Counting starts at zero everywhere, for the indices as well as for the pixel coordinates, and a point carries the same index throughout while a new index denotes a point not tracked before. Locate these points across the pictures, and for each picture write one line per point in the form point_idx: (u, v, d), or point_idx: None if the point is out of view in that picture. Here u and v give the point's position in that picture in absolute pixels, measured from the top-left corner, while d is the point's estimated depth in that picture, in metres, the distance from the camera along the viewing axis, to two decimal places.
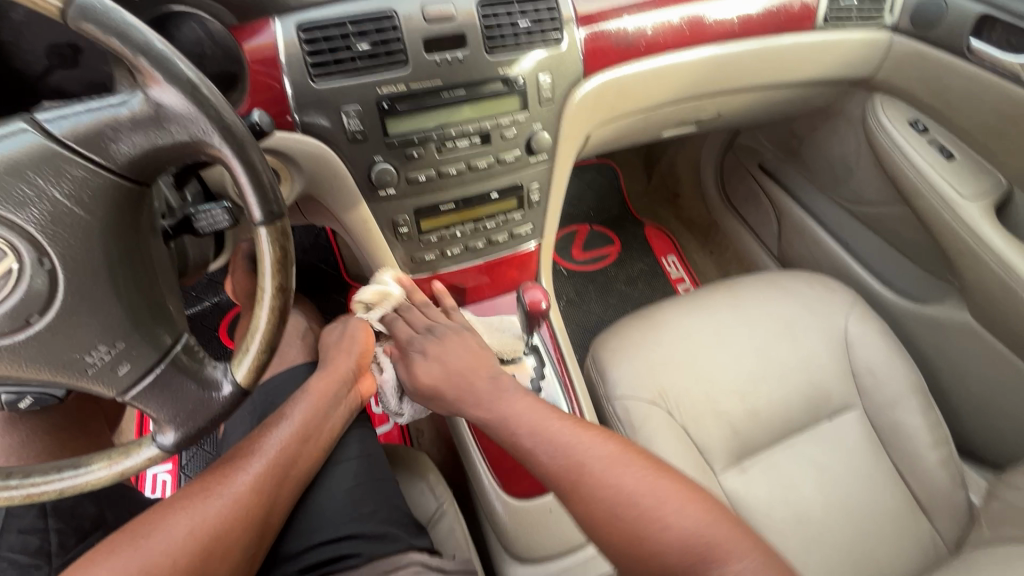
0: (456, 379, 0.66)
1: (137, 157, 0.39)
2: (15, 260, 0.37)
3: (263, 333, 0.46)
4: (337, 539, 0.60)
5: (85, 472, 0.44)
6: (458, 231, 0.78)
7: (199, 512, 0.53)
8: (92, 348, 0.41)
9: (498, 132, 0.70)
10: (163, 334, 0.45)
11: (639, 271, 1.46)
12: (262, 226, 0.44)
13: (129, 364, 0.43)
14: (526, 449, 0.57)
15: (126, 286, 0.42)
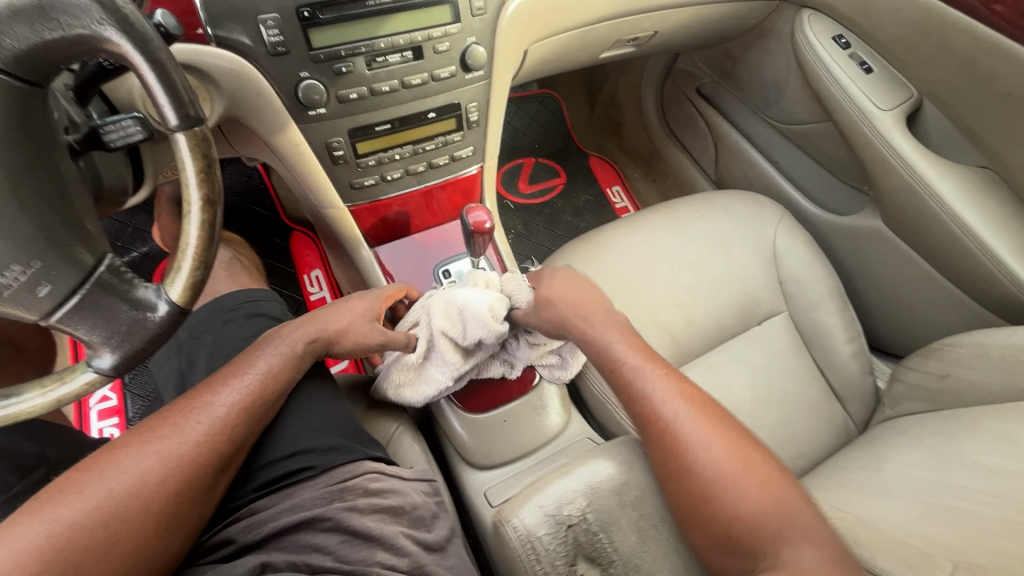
0: (589, 309, 0.67)
1: (25, 52, 0.35)
2: None
3: (195, 247, 0.45)
4: (292, 454, 0.61)
5: (17, 401, 0.43)
6: (397, 155, 0.76)
7: (156, 452, 0.52)
8: (4, 267, 0.39)
9: (430, 46, 0.67)
10: (81, 252, 0.43)
11: (584, 202, 1.48)
12: (179, 132, 0.42)
13: (48, 285, 0.41)
14: (632, 384, 0.61)
15: (33, 201, 0.40)
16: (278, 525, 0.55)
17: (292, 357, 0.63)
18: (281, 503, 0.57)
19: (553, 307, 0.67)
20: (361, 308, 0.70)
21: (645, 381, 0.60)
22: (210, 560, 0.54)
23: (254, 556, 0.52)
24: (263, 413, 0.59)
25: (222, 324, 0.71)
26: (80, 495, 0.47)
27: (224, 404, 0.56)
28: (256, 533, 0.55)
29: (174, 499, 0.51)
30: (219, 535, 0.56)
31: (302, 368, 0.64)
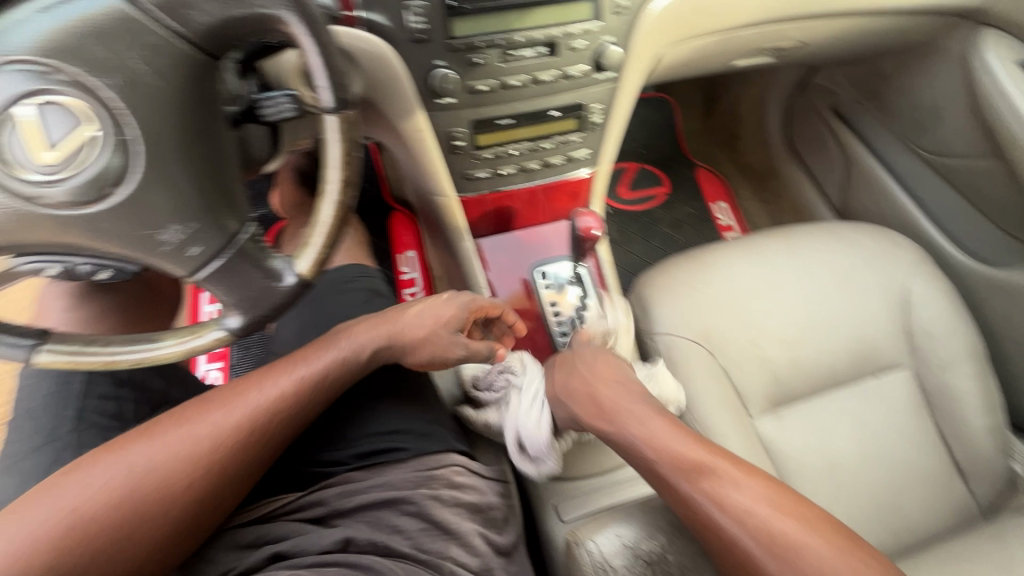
0: (597, 394, 0.62)
1: (211, 26, 0.38)
2: (98, 129, 0.37)
3: (327, 228, 0.46)
4: (383, 432, 0.62)
5: (158, 346, 0.46)
6: (514, 150, 0.75)
7: (181, 443, 0.51)
8: (165, 227, 0.42)
9: (566, 43, 0.65)
10: (230, 220, 0.45)
11: (686, 215, 1.41)
12: (332, 113, 0.43)
13: (199, 247, 0.44)
14: (668, 482, 0.53)
15: (198, 168, 0.43)
16: (365, 500, 0.57)
17: (347, 361, 0.60)
18: (368, 480, 0.59)
19: (570, 402, 0.63)
20: (442, 319, 0.63)
21: (682, 479, 0.52)
22: (298, 523, 0.56)
23: (341, 529, 0.55)
24: (304, 416, 0.57)
25: (337, 293, 0.73)
26: (107, 480, 0.48)
27: (258, 406, 0.54)
28: (342, 505, 0.57)
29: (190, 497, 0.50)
30: (307, 498, 0.58)
31: (357, 373, 0.61)
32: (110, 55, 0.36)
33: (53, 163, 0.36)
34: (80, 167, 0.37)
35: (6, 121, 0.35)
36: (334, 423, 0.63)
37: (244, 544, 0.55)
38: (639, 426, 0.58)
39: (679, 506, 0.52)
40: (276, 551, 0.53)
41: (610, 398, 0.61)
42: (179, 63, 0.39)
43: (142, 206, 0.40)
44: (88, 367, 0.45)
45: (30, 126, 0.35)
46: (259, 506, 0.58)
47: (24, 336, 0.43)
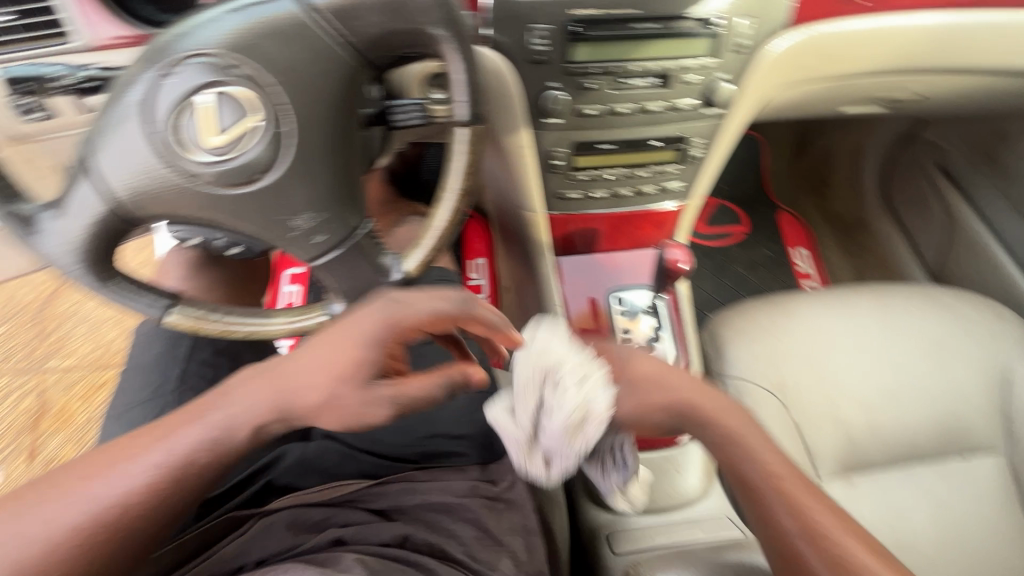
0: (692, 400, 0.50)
1: (372, 35, 0.42)
2: (260, 120, 0.41)
3: (442, 229, 0.49)
4: (456, 436, 0.63)
5: (269, 322, 0.49)
6: (609, 174, 0.76)
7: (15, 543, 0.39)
8: (298, 215, 0.46)
9: (679, 76, 0.66)
10: (352, 216, 0.48)
11: (762, 257, 1.36)
12: (462, 124, 0.47)
13: (323, 236, 0.47)
14: (774, 513, 0.48)
15: (335, 164, 0.46)
16: (431, 500, 0.58)
17: (233, 433, 0.43)
18: (434, 481, 0.59)
19: (658, 389, 0.50)
20: (357, 362, 0.43)
21: (790, 514, 0.47)
22: (356, 513, 0.56)
23: (400, 525, 0.55)
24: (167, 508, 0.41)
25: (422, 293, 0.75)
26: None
27: (99, 504, 0.40)
28: (406, 501, 0.58)
29: None
30: (373, 489, 0.59)
31: (246, 443, 0.43)
32: (281, 54, 0.40)
33: (217, 145, 0.41)
34: (239, 151, 0.42)
35: (187, 106, 0.40)
36: (409, 418, 0.64)
37: (300, 527, 0.54)
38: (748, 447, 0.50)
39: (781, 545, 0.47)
40: (338, 535, 0.53)
41: (712, 410, 0.51)
42: (337, 69, 0.43)
43: (282, 193, 0.44)
44: (208, 332, 0.49)
45: (203, 112, 0.40)
46: (326, 487, 0.59)
47: (159, 296, 0.48)
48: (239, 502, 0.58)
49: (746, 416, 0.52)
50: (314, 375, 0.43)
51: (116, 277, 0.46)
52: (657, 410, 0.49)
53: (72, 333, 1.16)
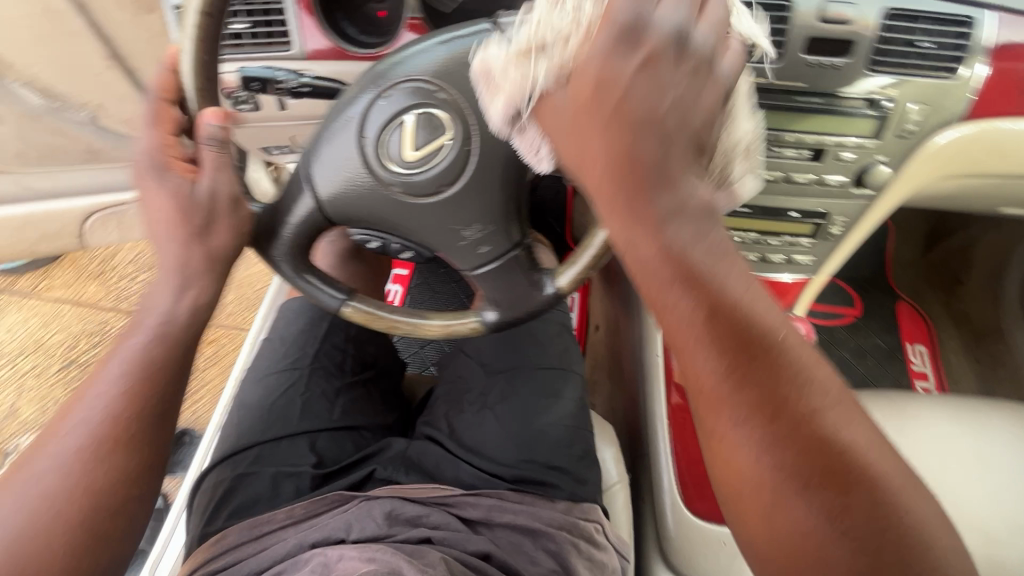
0: (630, 161, 0.38)
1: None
2: (450, 138, 0.47)
3: (598, 246, 0.51)
4: (548, 466, 0.64)
5: (423, 321, 0.55)
6: (739, 238, 0.76)
7: (40, 487, 0.45)
8: (469, 225, 0.51)
9: (833, 152, 0.65)
10: (516, 230, 0.52)
11: (872, 346, 1.26)
12: None
13: (489, 248, 0.52)
14: (691, 352, 0.37)
15: (508, 182, 0.50)
16: (514, 520, 0.58)
17: (172, 324, 0.49)
18: (521, 504, 0.60)
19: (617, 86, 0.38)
20: (171, 215, 0.48)
21: (720, 354, 0.36)
22: (446, 517, 0.59)
23: (485, 540, 0.57)
24: (150, 404, 0.48)
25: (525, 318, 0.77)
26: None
27: (76, 446, 0.46)
28: (493, 517, 0.59)
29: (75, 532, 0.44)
30: (463, 498, 0.61)
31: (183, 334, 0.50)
32: None
33: (414, 159, 0.47)
34: (432, 165, 0.48)
35: (395, 122, 0.47)
36: (506, 437, 0.66)
37: (395, 519, 0.58)
38: (678, 259, 0.37)
39: (700, 392, 0.37)
40: (428, 535, 0.56)
41: (654, 197, 0.38)
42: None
43: (460, 205, 0.50)
44: (375, 325, 0.56)
45: (408, 129, 0.46)
46: (419, 484, 0.62)
47: (337, 291, 0.55)
48: (343, 484, 0.63)
49: (704, 231, 0.38)
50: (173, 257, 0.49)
51: (308, 271, 0.54)
52: (599, 145, 0.38)
53: None
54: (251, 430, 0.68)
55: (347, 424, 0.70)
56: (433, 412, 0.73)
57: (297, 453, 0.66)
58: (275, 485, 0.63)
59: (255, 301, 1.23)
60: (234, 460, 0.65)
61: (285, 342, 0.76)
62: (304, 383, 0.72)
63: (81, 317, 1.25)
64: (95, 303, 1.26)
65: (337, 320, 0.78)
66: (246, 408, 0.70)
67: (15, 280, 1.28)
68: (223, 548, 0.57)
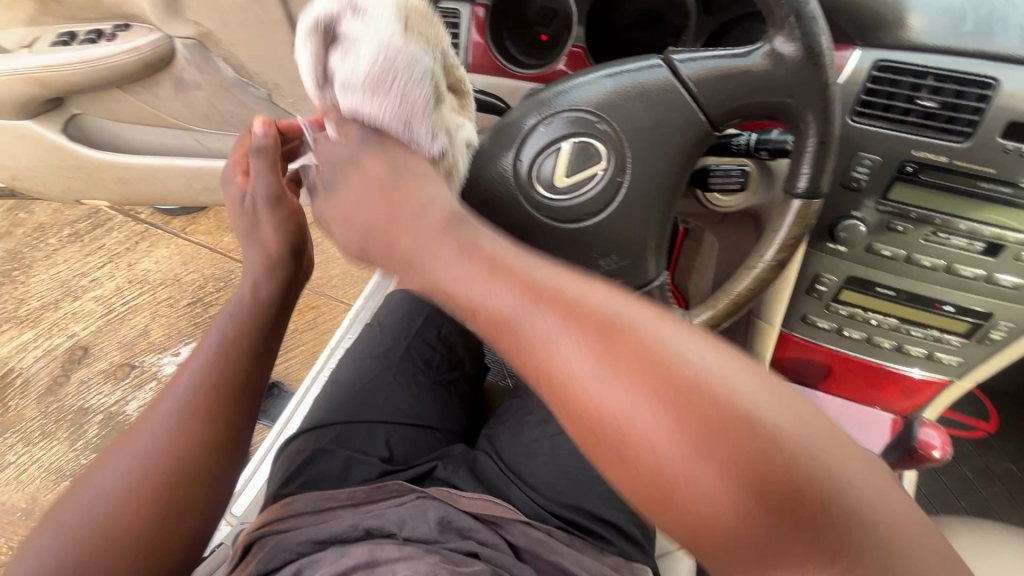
0: (392, 209, 0.40)
1: (726, 100, 0.48)
2: (602, 168, 0.50)
3: (740, 289, 0.56)
4: (595, 516, 0.64)
5: None
6: (875, 319, 0.69)
7: (134, 457, 0.51)
8: (606, 256, 0.54)
9: (1013, 252, 0.57)
10: (650, 269, 0.56)
11: (1003, 472, 1.09)
12: (798, 200, 0.52)
13: (621, 279, 0.56)
14: (539, 352, 0.32)
15: (653, 218, 0.53)
16: (562, 561, 0.58)
17: (259, 295, 0.57)
18: (569, 546, 0.60)
19: (361, 190, 0.42)
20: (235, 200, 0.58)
21: (566, 330, 0.31)
22: (493, 536, 0.60)
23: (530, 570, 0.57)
24: (223, 381, 0.54)
25: None
26: (67, 524, 0.49)
27: (168, 417, 0.52)
28: (539, 551, 0.59)
29: (160, 499, 0.50)
30: (513, 521, 0.62)
31: (263, 313, 0.57)
32: (643, 113, 0.49)
33: (565, 184, 0.50)
34: (584, 192, 0.50)
35: (551, 149, 0.50)
36: (558, 476, 0.67)
37: (446, 527, 0.59)
38: (472, 265, 0.35)
39: (563, 392, 0.31)
40: (476, 549, 0.57)
41: (417, 243, 0.38)
42: (678, 132, 0.50)
43: (602, 234, 0.53)
44: None
45: (563, 156, 0.50)
46: (471, 495, 0.63)
47: None
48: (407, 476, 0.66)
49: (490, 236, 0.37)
50: (257, 247, 0.57)
51: None
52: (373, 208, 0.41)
53: None
54: (336, 409, 0.72)
55: (420, 426, 0.73)
56: (497, 426, 0.74)
57: (371, 442, 0.69)
58: (351, 466, 0.66)
59: (360, 278, 1.31)
60: (315, 435, 0.70)
61: (385, 333, 0.82)
62: (392, 376, 0.76)
63: (214, 263, 1.41)
64: (228, 253, 1.41)
65: (425, 324, 0.82)
66: (344, 386, 0.75)
67: (169, 220, 1.47)
68: (291, 513, 0.60)
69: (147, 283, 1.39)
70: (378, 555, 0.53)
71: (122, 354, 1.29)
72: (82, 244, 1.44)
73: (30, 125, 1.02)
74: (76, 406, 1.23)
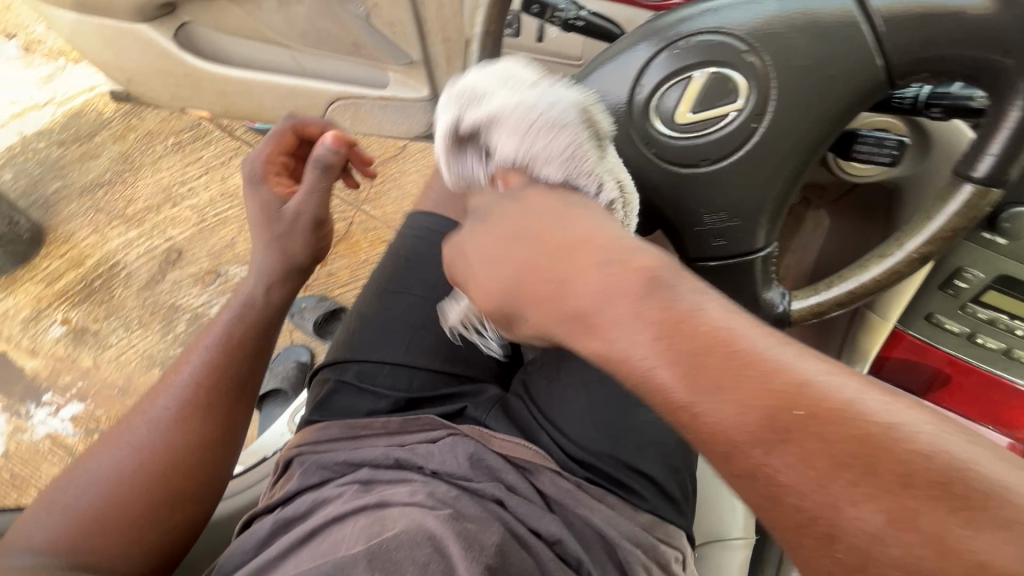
0: (552, 251, 0.38)
1: (918, 47, 0.41)
2: (737, 108, 0.43)
3: (860, 283, 0.49)
4: (630, 468, 0.62)
5: None
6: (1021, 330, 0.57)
7: (128, 443, 0.55)
8: (713, 213, 0.48)
9: None
10: (759, 235, 0.49)
11: None
12: (973, 182, 0.43)
13: (724, 241, 0.49)
14: (713, 423, 0.30)
15: (785, 175, 0.46)
16: (591, 523, 0.57)
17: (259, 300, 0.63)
18: (598, 502, 0.59)
19: (516, 234, 0.40)
20: (267, 211, 0.63)
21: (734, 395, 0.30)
22: (521, 483, 0.59)
23: (558, 526, 0.55)
24: (226, 373, 0.60)
25: None
26: (64, 507, 0.52)
27: (166, 408, 0.57)
28: (573, 505, 0.58)
29: (152, 480, 0.54)
30: (545, 468, 0.61)
31: (263, 314, 0.63)
32: (804, 49, 0.42)
33: (686, 122, 0.44)
34: (709, 135, 0.44)
35: (680, 78, 0.44)
36: (591, 421, 0.64)
37: (478, 463, 0.59)
38: (636, 317, 0.33)
39: (751, 466, 0.30)
40: (501, 497, 0.56)
41: (586, 284, 0.35)
42: (845, 78, 0.43)
43: (715, 184, 0.46)
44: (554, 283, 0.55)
45: (692, 88, 0.43)
46: (501, 437, 0.61)
47: None
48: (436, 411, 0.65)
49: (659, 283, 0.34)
50: (263, 253, 0.64)
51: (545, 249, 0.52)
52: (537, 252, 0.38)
53: (387, 194, 1.33)
54: (357, 343, 0.71)
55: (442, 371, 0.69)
56: (533, 369, 0.70)
57: (396, 379, 0.68)
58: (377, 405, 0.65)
59: None
60: (338, 367, 0.70)
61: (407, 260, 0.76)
62: (414, 314, 0.72)
63: None
64: None
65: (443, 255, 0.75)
66: (367, 318, 0.72)
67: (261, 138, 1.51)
68: (324, 439, 0.63)
69: (237, 197, 1.45)
70: (388, 499, 0.53)
71: (211, 262, 1.37)
72: (185, 154, 1.52)
73: (146, 29, 1.06)
74: (169, 302, 1.33)
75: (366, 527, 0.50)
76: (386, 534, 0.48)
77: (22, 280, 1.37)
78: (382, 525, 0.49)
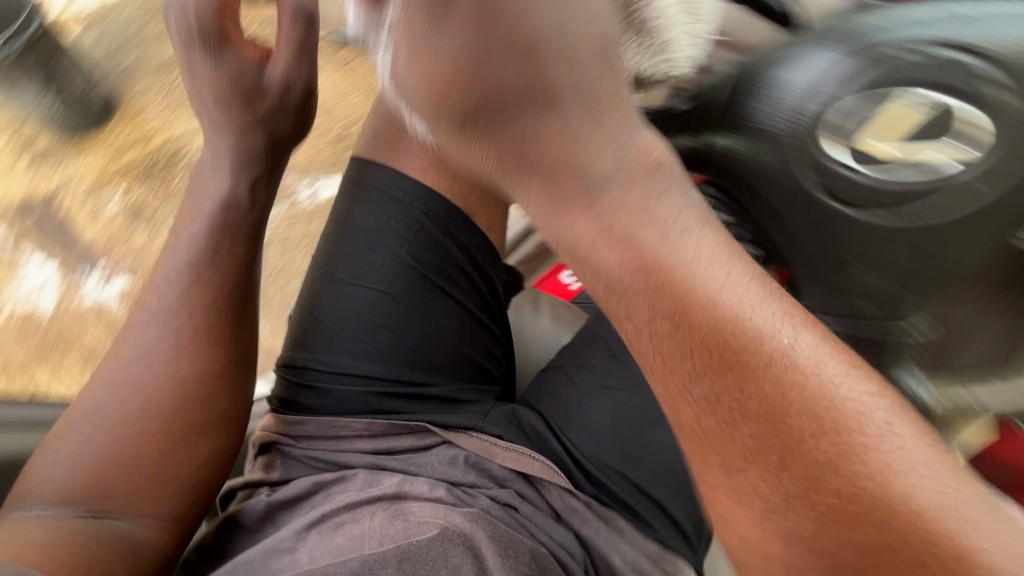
0: (521, 83, 0.34)
1: None
2: (933, 151, 0.43)
3: None
4: (641, 490, 0.59)
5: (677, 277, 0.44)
6: None
7: (116, 387, 0.50)
8: (872, 274, 0.48)
9: None
10: (908, 310, 0.50)
11: None
12: None
13: (873, 305, 0.50)
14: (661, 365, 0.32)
15: (957, 235, 0.45)
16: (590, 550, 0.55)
17: (234, 202, 0.52)
18: (605, 525, 0.56)
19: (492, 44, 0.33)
20: (233, 84, 0.50)
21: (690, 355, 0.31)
22: (532, 494, 0.56)
23: (569, 539, 0.54)
24: (223, 292, 0.51)
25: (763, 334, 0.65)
26: (70, 457, 0.48)
27: (146, 344, 0.50)
28: (580, 527, 0.55)
29: (147, 429, 0.49)
30: (555, 484, 0.56)
31: (233, 219, 0.52)
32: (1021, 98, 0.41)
33: (874, 158, 0.44)
34: (890, 177, 0.44)
35: (876, 102, 0.44)
36: (607, 434, 0.60)
37: (480, 471, 0.56)
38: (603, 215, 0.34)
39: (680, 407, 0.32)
40: (513, 504, 0.54)
41: (579, 147, 0.34)
42: None
43: (879, 240, 0.46)
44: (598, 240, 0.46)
45: (882, 121, 0.44)
46: (506, 445, 0.57)
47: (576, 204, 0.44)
48: (429, 416, 0.57)
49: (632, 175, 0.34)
50: (222, 135, 0.51)
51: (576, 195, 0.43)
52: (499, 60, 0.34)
53: None
54: (310, 343, 0.59)
55: (404, 390, 0.58)
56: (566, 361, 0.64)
57: (359, 394, 0.57)
58: (342, 416, 0.57)
59: None
60: (295, 369, 0.59)
61: (358, 238, 0.58)
62: (374, 309, 0.58)
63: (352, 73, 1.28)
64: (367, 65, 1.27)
65: (405, 241, 0.58)
66: (315, 314, 0.59)
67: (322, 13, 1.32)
68: (300, 435, 0.58)
69: None
70: (407, 490, 0.52)
71: None
72: None
73: None
74: None
75: (387, 521, 0.49)
76: (418, 531, 0.48)
77: (86, 147, 1.32)
78: (401, 518, 0.49)
